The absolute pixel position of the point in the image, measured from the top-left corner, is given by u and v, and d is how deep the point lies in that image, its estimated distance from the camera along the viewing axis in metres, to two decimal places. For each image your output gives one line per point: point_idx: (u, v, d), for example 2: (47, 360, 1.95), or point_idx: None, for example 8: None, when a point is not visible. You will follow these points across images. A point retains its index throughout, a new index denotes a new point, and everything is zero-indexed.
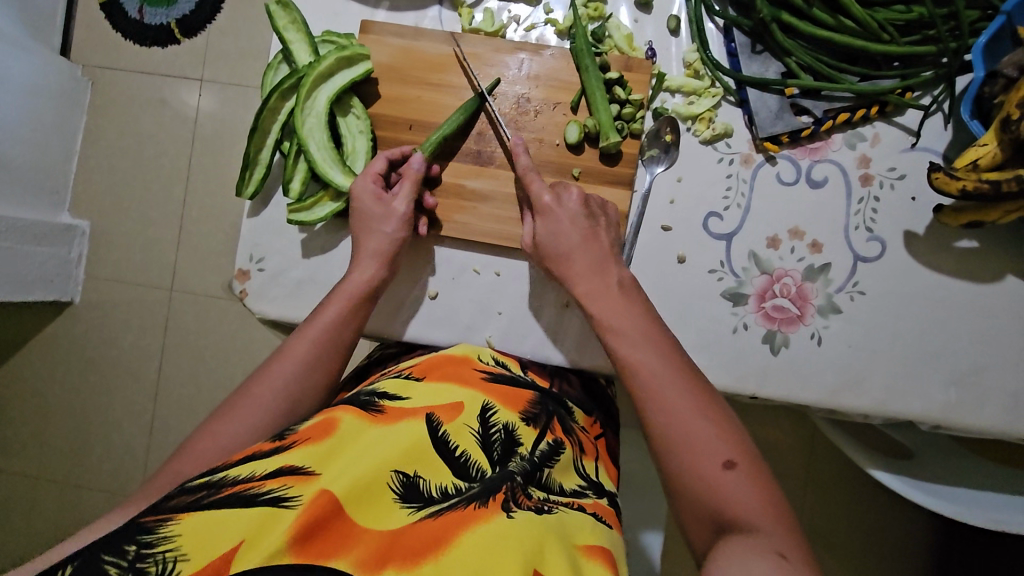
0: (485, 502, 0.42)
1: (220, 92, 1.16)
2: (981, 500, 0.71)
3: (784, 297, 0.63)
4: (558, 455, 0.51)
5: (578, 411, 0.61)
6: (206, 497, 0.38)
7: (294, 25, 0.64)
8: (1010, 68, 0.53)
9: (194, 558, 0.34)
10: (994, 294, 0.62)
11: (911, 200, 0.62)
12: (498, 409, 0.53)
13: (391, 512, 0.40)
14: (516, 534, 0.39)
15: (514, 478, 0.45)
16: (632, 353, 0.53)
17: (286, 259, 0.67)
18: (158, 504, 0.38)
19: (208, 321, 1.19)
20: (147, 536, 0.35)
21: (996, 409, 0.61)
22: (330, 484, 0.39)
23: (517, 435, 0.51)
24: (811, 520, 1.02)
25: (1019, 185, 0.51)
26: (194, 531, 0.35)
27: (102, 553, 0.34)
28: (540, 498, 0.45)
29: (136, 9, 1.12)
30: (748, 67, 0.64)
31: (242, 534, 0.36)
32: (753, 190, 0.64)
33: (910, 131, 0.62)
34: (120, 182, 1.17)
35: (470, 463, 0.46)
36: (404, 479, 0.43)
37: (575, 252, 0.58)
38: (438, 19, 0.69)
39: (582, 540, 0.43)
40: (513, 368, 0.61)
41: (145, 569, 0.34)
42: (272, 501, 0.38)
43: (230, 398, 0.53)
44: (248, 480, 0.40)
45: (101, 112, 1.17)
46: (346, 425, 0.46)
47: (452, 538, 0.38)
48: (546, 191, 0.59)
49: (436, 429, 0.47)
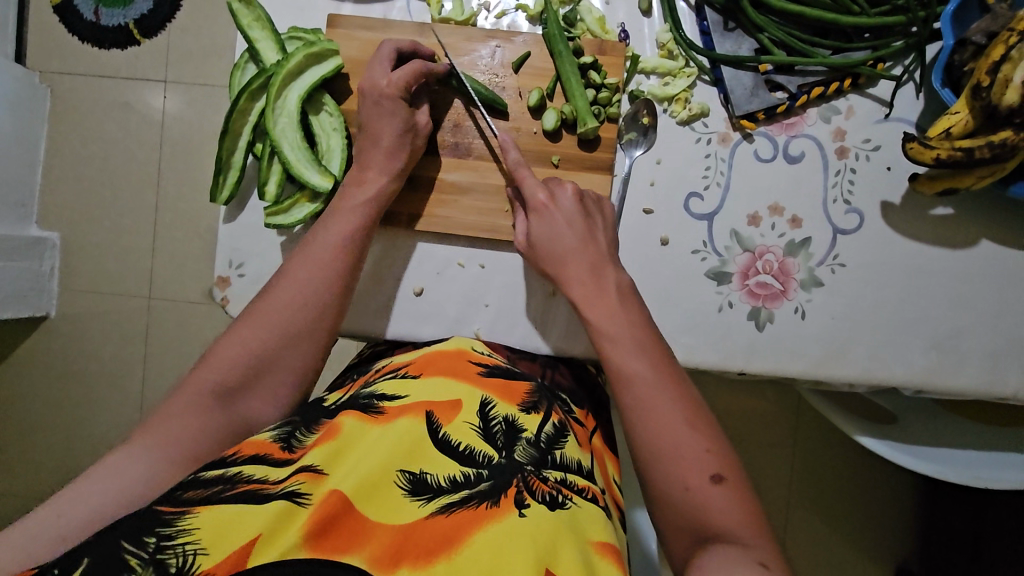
0: (495, 501, 0.42)
1: (185, 92, 1.13)
2: (963, 458, 0.74)
3: (767, 274, 0.64)
4: (564, 438, 0.52)
5: (572, 402, 0.61)
6: (222, 491, 0.38)
7: (257, 21, 0.62)
8: (978, 35, 0.54)
9: (213, 552, 0.34)
10: (969, 259, 0.63)
11: (886, 170, 0.63)
12: (497, 403, 0.53)
13: (400, 506, 0.41)
14: (529, 534, 0.39)
15: (525, 467, 0.46)
16: (627, 362, 0.53)
17: (266, 263, 0.66)
18: (172, 495, 0.38)
19: (190, 328, 1.17)
20: (165, 528, 0.35)
21: (973, 371, 0.62)
22: (340, 483, 0.40)
23: (518, 424, 0.51)
24: (802, 484, 1.05)
25: (991, 152, 0.52)
26: (212, 525, 0.36)
27: (123, 543, 0.34)
28: (554, 481, 0.46)
29: (91, 10, 1.09)
30: (722, 45, 0.64)
31: (259, 527, 0.36)
32: (732, 168, 0.64)
33: (883, 101, 0.63)
34: (88, 191, 1.14)
35: (475, 454, 0.46)
36: (410, 475, 0.43)
37: (570, 255, 0.58)
38: (406, 10, 0.67)
39: (595, 536, 0.44)
40: (502, 359, 0.61)
41: (166, 561, 0.34)
42: (287, 496, 0.39)
43: (246, 310, 0.56)
44: (261, 480, 0.40)
45: (64, 119, 1.13)
46: (349, 428, 0.46)
47: (464, 536, 0.39)
48: (540, 190, 0.59)
49: (436, 431, 0.47)
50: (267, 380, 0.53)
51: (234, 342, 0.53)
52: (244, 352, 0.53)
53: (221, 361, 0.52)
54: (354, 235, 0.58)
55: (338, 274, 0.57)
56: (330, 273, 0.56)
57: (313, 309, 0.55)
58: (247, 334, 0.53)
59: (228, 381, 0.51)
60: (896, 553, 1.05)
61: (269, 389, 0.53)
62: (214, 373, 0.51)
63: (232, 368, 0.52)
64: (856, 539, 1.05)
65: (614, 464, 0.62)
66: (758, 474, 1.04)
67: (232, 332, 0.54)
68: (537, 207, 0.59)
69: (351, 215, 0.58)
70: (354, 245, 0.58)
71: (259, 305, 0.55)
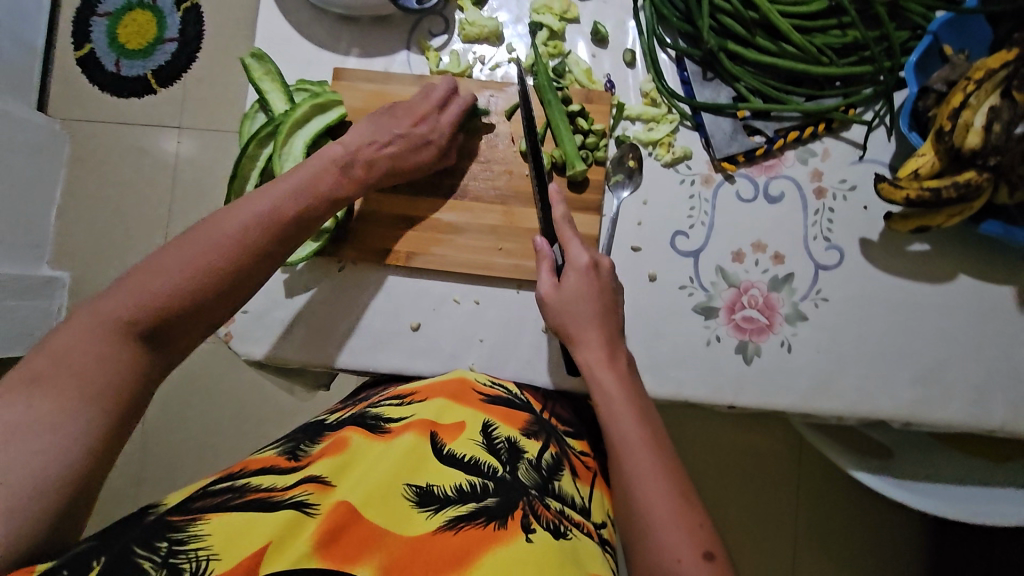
0: (504, 522, 0.43)
1: (197, 138, 1.18)
2: (955, 492, 0.74)
3: (752, 308, 0.66)
4: (560, 469, 0.55)
5: (573, 439, 0.62)
6: (231, 500, 0.40)
7: (264, 72, 0.67)
8: (939, 83, 0.58)
9: (225, 558, 0.36)
10: (949, 293, 0.65)
11: (863, 209, 0.66)
12: (499, 426, 0.55)
13: (410, 516, 0.43)
14: (533, 561, 0.41)
15: (529, 491, 0.48)
16: (586, 337, 0.59)
17: (269, 299, 0.68)
18: (184, 506, 0.40)
19: (193, 366, 1.18)
20: (177, 533, 0.37)
21: (960, 403, 0.63)
22: (348, 493, 0.42)
23: (519, 446, 0.54)
24: (808, 525, 1.06)
25: (957, 192, 0.55)
26: (222, 531, 0.37)
27: (136, 547, 0.36)
28: (556, 511, 0.48)
29: (113, 62, 1.16)
30: (701, 93, 0.68)
31: (269, 535, 0.38)
32: (715, 208, 0.67)
33: (857, 144, 0.66)
34: (100, 231, 1.18)
35: (480, 464, 0.49)
36: (417, 489, 0.45)
37: (592, 320, 0.59)
38: (406, 62, 0.72)
39: (594, 569, 0.45)
40: (510, 390, 0.63)
41: (179, 565, 0.35)
42: (295, 505, 0.40)
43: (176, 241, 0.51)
44: (270, 487, 0.42)
45: (82, 164, 1.19)
46: (356, 443, 0.48)
47: (474, 558, 0.40)
48: (585, 255, 0.61)
49: (440, 449, 0.49)
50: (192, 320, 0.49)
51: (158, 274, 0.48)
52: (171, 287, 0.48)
53: (125, 291, 0.47)
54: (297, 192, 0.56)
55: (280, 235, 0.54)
56: (260, 229, 0.53)
57: (235, 255, 0.51)
58: (175, 266, 0.48)
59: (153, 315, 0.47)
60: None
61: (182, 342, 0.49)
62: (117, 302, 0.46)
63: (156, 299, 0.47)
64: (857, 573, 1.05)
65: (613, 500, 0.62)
66: (760, 521, 1.07)
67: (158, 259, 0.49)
68: (581, 268, 0.60)
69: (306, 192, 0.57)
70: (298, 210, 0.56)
71: (179, 243, 0.50)
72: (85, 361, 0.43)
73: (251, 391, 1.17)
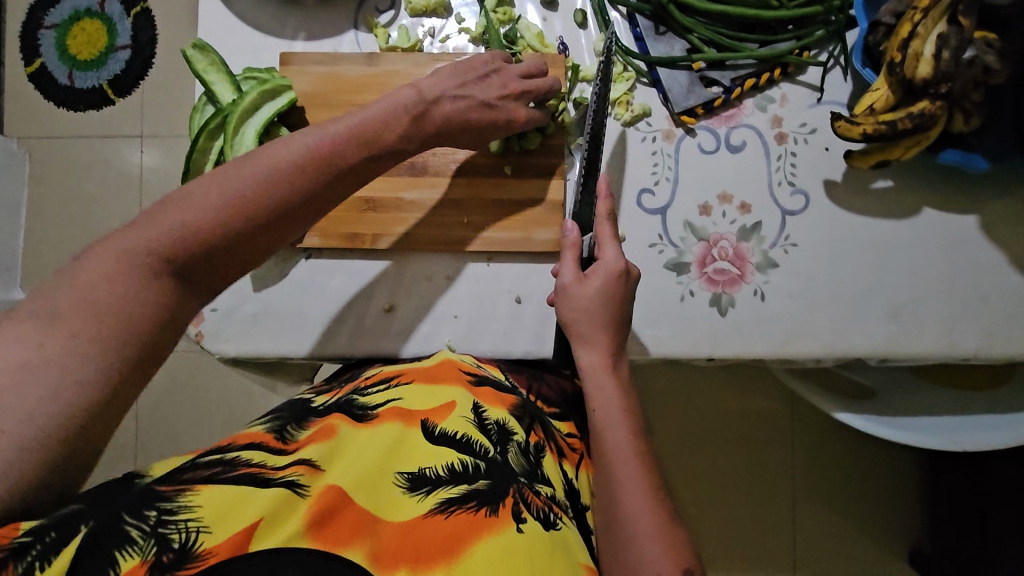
0: (495, 509, 0.43)
1: (161, 146, 1.15)
2: (937, 423, 0.75)
3: (723, 260, 0.66)
4: (544, 453, 0.53)
5: (557, 419, 0.61)
6: (221, 473, 0.39)
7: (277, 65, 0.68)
8: (888, 16, 0.57)
9: (216, 530, 0.35)
10: (915, 227, 0.65)
11: (825, 150, 0.66)
12: (487, 407, 0.53)
13: (400, 502, 0.42)
14: (525, 549, 0.41)
15: (519, 478, 0.47)
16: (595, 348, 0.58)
17: (237, 295, 0.67)
18: (171, 476, 0.38)
19: (177, 376, 1.17)
20: (166, 503, 0.36)
21: (934, 335, 0.64)
22: (339, 479, 0.41)
23: (510, 428, 0.52)
24: (801, 477, 1.09)
25: (913, 122, 0.55)
26: (214, 504, 0.36)
27: (125, 514, 0.34)
28: (546, 496, 0.47)
29: (65, 75, 1.13)
30: (655, 48, 0.67)
31: (262, 511, 0.36)
32: (679, 163, 0.67)
33: (814, 87, 0.66)
34: (69, 248, 1.16)
35: (472, 443, 0.48)
36: (409, 475, 0.44)
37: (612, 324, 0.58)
38: (356, 42, 0.70)
39: (583, 560, 0.46)
40: (495, 373, 0.62)
41: (168, 536, 0.34)
42: (287, 484, 0.39)
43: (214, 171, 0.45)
44: (261, 463, 0.40)
45: (43, 182, 1.16)
46: (344, 432, 0.47)
47: (466, 546, 0.40)
48: (620, 260, 0.60)
49: (430, 431, 0.48)
50: (211, 266, 0.43)
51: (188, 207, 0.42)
52: (198, 223, 0.42)
53: (152, 226, 0.41)
54: (314, 144, 0.48)
55: (315, 172, 0.47)
56: (300, 191, 0.46)
57: (275, 191, 0.45)
58: (206, 199, 0.42)
59: (176, 257, 0.41)
60: (889, 524, 1.09)
61: (219, 283, 0.44)
62: (148, 233, 0.41)
63: (180, 237, 0.41)
64: (844, 515, 1.09)
65: None
66: (755, 474, 1.09)
67: (189, 192, 0.43)
68: (614, 270, 0.59)
69: (340, 131, 0.50)
70: (332, 160, 0.48)
71: (221, 172, 0.44)
72: (115, 304, 0.38)
73: (239, 394, 1.17)
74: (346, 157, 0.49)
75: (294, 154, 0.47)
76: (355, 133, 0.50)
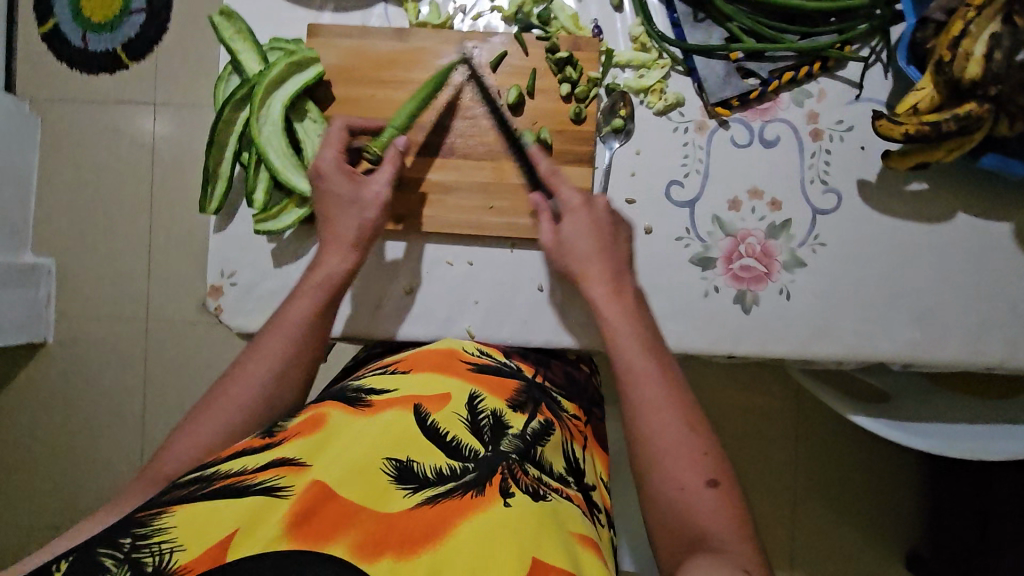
0: (481, 489, 0.41)
1: (175, 115, 1.14)
2: (951, 432, 0.74)
3: (750, 257, 0.65)
4: (548, 436, 0.52)
5: (564, 401, 0.61)
6: (199, 490, 0.38)
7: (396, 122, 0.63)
8: (938, 12, 0.55)
9: (190, 547, 0.34)
10: (947, 231, 0.64)
11: (860, 149, 0.64)
12: (486, 398, 0.52)
13: (387, 492, 0.40)
14: (514, 524, 0.39)
15: (509, 456, 0.46)
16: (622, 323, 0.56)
17: (258, 271, 0.67)
18: (152, 502, 0.37)
19: (187, 348, 1.17)
20: (141, 529, 0.35)
21: (959, 342, 0.63)
22: (323, 473, 0.39)
23: (505, 420, 0.51)
24: (806, 475, 1.09)
25: (958, 125, 0.53)
26: (187, 523, 0.35)
27: (98, 547, 0.34)
28: (535, 477, 0.45)
29: (79, 37, 1.08)
30: (692, 36, 0.65)
31: (237, 521, 0.35)
32: (710, 155, 0.66)
33: (853, 83, 0.64)
34: (81, 215, 1.15)
35: (461, 446, 0.46)
36: (397, 463, 0.42)
37: (593, 258, 0.58)
38: (384, 16, 0.68)
39: (575, 528, 0.43)
40: (499, 357, 0.62)
41: (142, 559, 0.33)
42: (264, 490, 0.37)
43: (211, 392, 0.52)
44: (241, 472, 0.39)
45: (56, 146, 1.14)
46: (335, 419, 0.46)
47: (450, 527, 0.38)
48: (575, 194, 0.60)
49: (424, 419, 0.47)
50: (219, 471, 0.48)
51: (203, 426, 0.49)
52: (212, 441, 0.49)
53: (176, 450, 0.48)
54: (305, 311, 0.56)
55: (303, 354, 0.55)
56: (291, 388, 0.54)
57: (275, 394, 0.52)
58: (211, 424, 0.49)
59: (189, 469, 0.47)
60: (889, 530, 1.09)
61: None
62: (244, 384, 0.51)
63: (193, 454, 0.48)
64: (844, 515, 1.09)
65: (604, 460, 0.62)
66: (761, 470, 1.09)
67: (197, 416, 0.50)
68: (574, 207, 0.59)
69: (345, 248, 0.59)
70: (316, 332, 0.56)
71: (227, 385, 0.52)
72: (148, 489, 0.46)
73: None
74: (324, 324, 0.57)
75: (289, 342, 0.55)
76: (354, 242, 0.60)
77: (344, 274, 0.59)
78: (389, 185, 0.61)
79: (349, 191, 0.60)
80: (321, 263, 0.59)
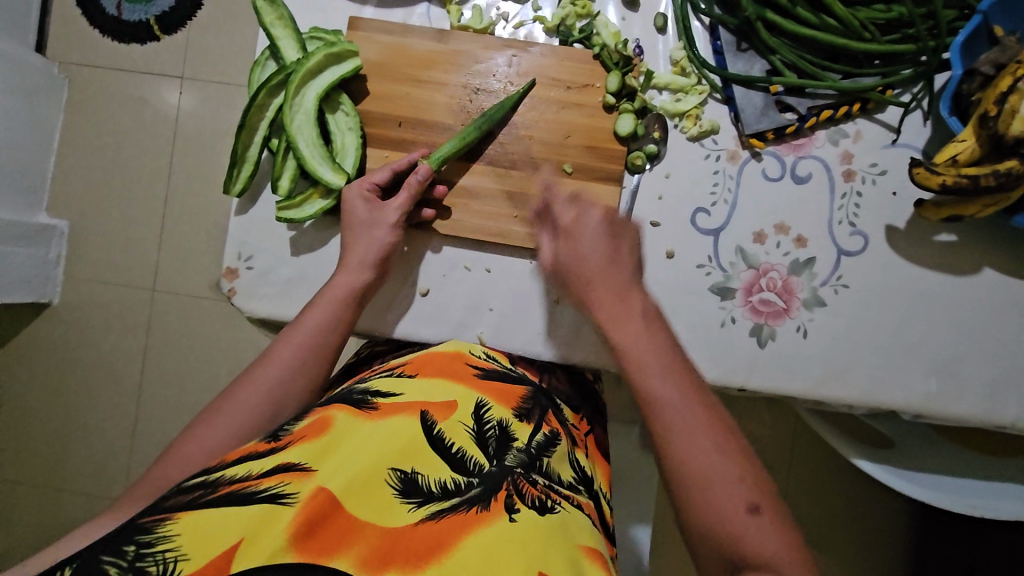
0: (486, 504, 0.40)
1: (200, 91, 1.14)
2: (957, 485, 0.73)
3: (771, 291, 0.64)
4: (553, 447, 0.51)
5: (567, 408, 0.61)
6: (202, 496, 0.37)
7: (462, 137, 0.63)
8: (986, 65, 0.55)
9: (193, 557, 0.33)
10: (973, 285, 0.63)
11: (892, 194, 0.64)
12: (492, 406, 0.51)
13: (390, 508, 0.39)
14: (519, 537, 0.38)
15: (514, 471, 0.44)
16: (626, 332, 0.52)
17: (275, 257, 0.67)
18: (155, 505, 0.37)
19: (191, 324, 1.16)
20: (145, 536, 0.34)
21: (974, 398, 0.62)
22: (328, 481, 0.39)
23: (511, 430, 0.50)
24: (800, 512, 1.08)
25: (996, 180, 0.53)
26: (193, 531, 0.34)
27: (102, 554, 0.33)
28: (543, 487, 0.44)
29: (113, 4, 1.09)
30: (734, 64, 0.65)
31: (243, 530, 0.35)
32: (740, 185, 0.65)
33: (891, 127, 0.64)
34: (99, 180, 1.14)
35: (466, 459, 0.44)
36: (402, 475, 0.41)
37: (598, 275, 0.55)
38: (426, 16, 0.68)
39: (583, 541, 0.42)
40: (504, 363, 0.62)
41: (145, 569, 0.33)
42: (269, 498, 0.37)
43: (214, 403, 0.52)
44: (245, 478, 0.38)
45: (80, 109, 1.14)
46: (341, 422, 0.45)
47: (454, 542, 0.37)
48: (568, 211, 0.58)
49: (431, 428, 0.46)
50: None
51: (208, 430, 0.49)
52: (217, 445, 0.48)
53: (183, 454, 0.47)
54: (315, 322, 0.57)
55: (309, 365, 0.55)
56: (296, 396, 0.54)
57: (281, 403, 0.53)
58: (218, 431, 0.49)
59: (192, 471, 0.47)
60: None
61: None
62: (253, 395, 0.52)
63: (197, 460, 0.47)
64: (832, 557, 1.08)
65: (607, 473, 0.60)
66: None
67: (200, 425, 0.50)
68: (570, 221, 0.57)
69: (359, 267, 0.60)
70: (326, 343, 0.57)
71: (231, 394, 0.52)
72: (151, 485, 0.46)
73: (249, 352, 1.17)
74: (334, 334, 0.58)
75: (298, 353, 0.55)
76: (369, 264, 0.61)
77: (358, 291, 0.60)
78: (403, 212, 0.62)
79: (369, 217, 0.62)
80: (341, 272, 0.60)
